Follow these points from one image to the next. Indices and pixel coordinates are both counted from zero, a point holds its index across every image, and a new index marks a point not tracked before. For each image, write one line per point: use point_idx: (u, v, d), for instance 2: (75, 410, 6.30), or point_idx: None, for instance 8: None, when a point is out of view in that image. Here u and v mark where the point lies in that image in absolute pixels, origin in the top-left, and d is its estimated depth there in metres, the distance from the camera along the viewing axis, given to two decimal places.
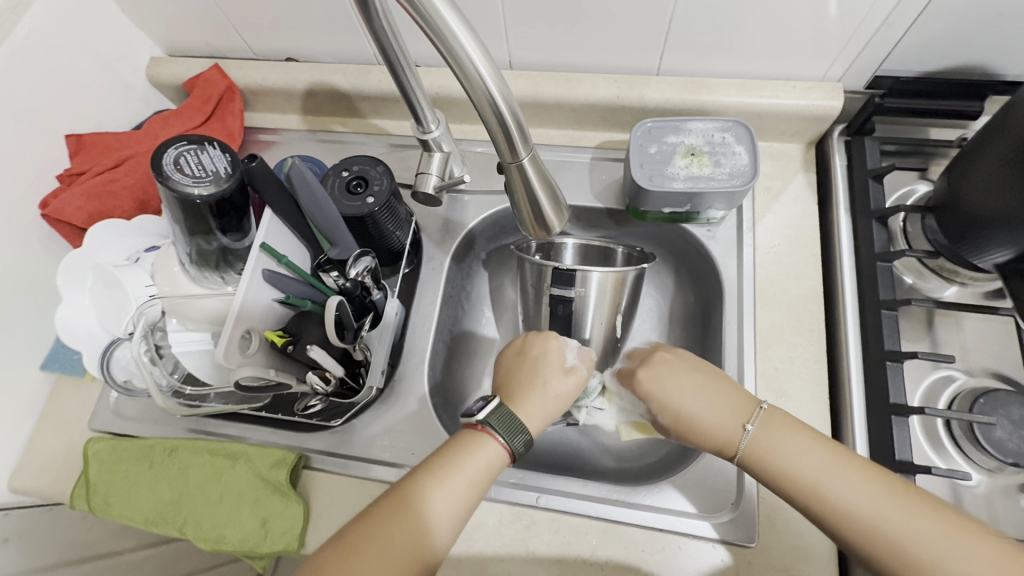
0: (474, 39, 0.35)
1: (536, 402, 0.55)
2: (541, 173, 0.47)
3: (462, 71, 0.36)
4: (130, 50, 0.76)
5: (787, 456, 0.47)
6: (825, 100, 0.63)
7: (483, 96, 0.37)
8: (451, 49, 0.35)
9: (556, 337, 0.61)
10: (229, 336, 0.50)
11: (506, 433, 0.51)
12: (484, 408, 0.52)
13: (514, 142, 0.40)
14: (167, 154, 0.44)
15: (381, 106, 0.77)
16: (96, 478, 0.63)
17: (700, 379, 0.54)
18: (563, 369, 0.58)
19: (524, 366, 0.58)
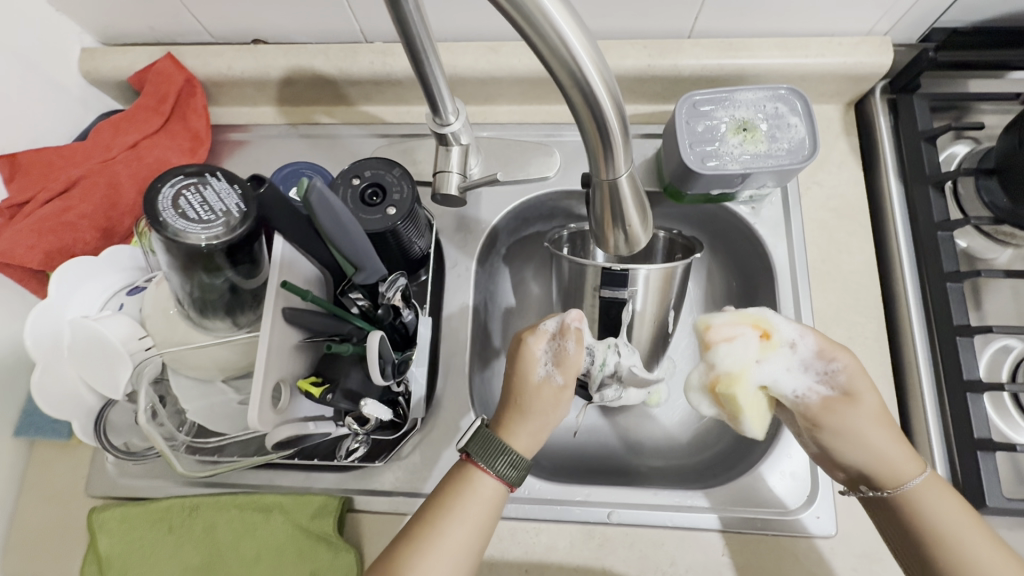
0: (575, 21, 0.28)
1: (516, 423, 0.48)
2: (638, 188, 0.37)
3: (556, 62, 0.28)
4: (57, 40, 0.62)
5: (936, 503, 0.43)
6: (871, 57, 0.59)
7: (579, 90, 0.30)
8: (544, 35, 0.27)
9: (527, 336, 0.51)
10: (260, 393, 0.43)
11: (486, 456, 0.46)
12: (465, 434, 0.48)
13: (614, 151, 0.33)
14: (162, 193, 0.35)
15: (372, 91, 0.67)
16: (108, 551, 0.55)
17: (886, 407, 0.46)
18: (535, 381, 0.49)
19: (502, 380, 0.51)
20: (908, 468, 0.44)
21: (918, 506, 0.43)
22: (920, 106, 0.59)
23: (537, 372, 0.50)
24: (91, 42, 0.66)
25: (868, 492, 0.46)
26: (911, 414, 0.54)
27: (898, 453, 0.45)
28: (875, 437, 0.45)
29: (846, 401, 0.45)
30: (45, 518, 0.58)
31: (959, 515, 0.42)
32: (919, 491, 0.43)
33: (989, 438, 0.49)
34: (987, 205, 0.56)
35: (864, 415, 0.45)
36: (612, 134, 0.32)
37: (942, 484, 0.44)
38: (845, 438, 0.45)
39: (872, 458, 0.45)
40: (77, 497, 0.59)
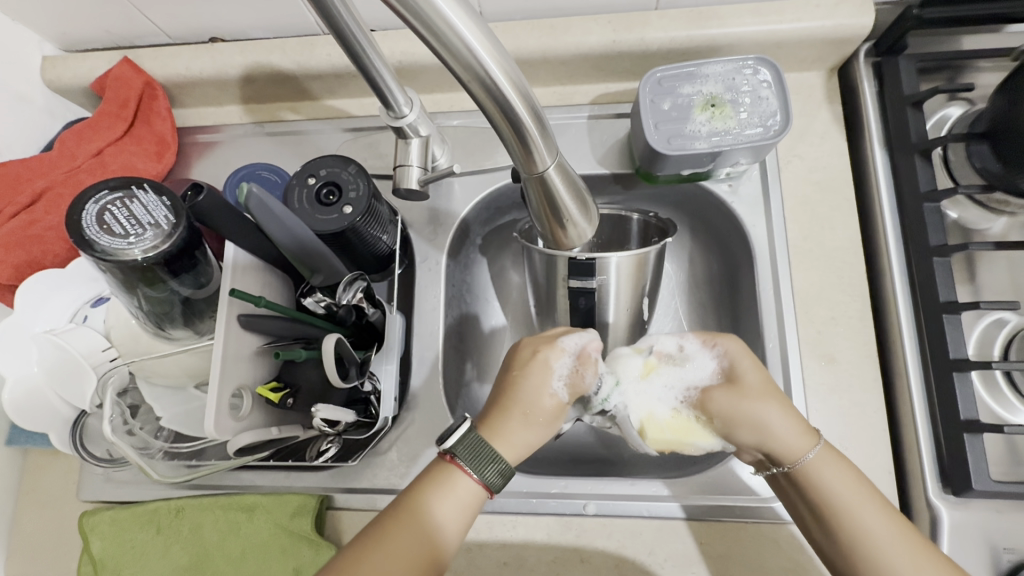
0: (468, 14, 0.26)
1: (517, 427, 0.47)
2: (568, 176, 0.37)
3: (454, 57, 0.27)
4: (14, 50, 0.62)
5: (829, 484, 0.44)
6: (851, 19, 0.55)
7: (483, 83, 0.28)
8: (436, 28, 0.26)
9: (545, 350, 0.50)
10: (217, 402, 0.43)
11: (474, 463, 0.44)
12: (453, 434, 0.45)
13: (533, 146, 0.33)
14: (87, 212, 0.35)
15: (335, 84, 0.65)
16: (101, 553, 0.57)
17: (779, 393, 0.47)
18: (550, 396, 0.48)
19: (503, 387, 0.49)
20: (803, 442, 0.45)
21: (813, 479, 0.44)
22: (907, 68, 0.56)
23: (550, 385, 0.49)
24: (52, 49, 0.66)
25: (783, 469, 0.46)
26: (898, 395, 0.52)
27: (790, 428, 0.45)
28: (776, 415, 0.45)
29: (731, 389, 0.47)
30: (42, 523, 0.60)
31: (854, 488, 0.43)
32: (813, 463, 0.44)
33: (976, 418, 0.47)
34: (978, 171, 0.53)
35: (753, 404, 0.46)
36: (528, 127, 0.32)
37: (835, 456, 0.45)
38: (736, 424, 0.46)
39: (765, 433, 0.45)
40: (70, 502, 0.61)
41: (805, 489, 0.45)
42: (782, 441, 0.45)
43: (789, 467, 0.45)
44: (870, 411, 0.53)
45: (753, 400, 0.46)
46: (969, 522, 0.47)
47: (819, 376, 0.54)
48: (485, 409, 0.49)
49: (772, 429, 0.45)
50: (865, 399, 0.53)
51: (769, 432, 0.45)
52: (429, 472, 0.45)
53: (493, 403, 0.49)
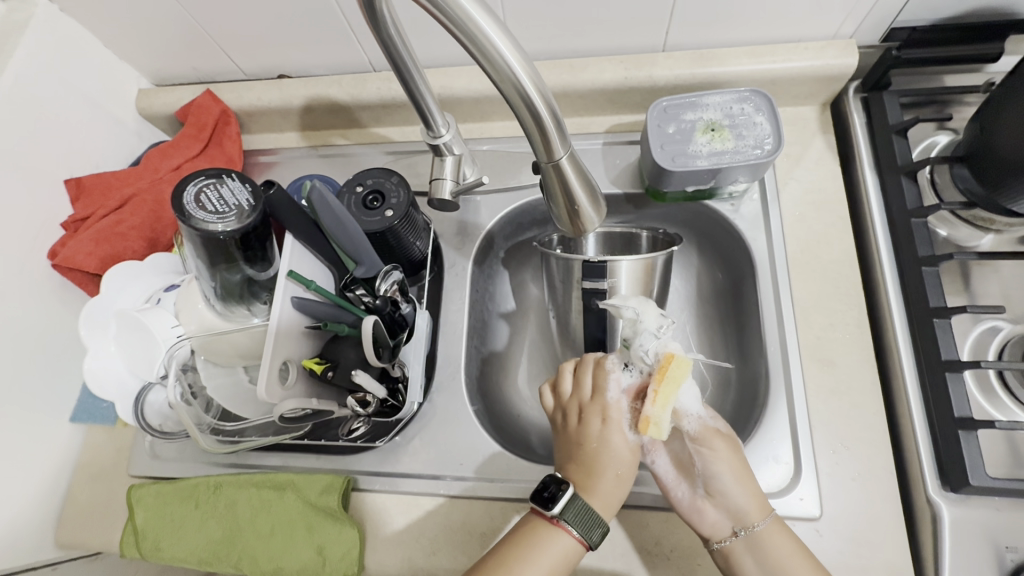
0: (506, 37, 0.33)
1: (616, 489, 0.50)
2: (580, 170, 0.41)
3: (495, 71, 0.34)
4: (117, 82, 0.74)
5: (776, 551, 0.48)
6: (838, 58, 0.62)
7: (514, 89, 0.35)
8: (477, 41, 0.33)
9: (609, 412, 0.53)
10: (269, 369, 0.49)
11: (581, 527, 0.48)
12: (561, 500, 0.49)
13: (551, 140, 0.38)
14: (187, 192, 0.43)
15: (381, 114, 0.74)
16: (144, 523, 0.61)
17: (745, 469, 0.51)
18: (628, 450, 0.52)
19: (589, 456, 0.52)
20: (756, 512, 0.49)
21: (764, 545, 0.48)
22: (891, 102, 0.62)
23: (626, 438, 0.52)
24: (146, 83, 0.78)
25: (743, 534, 0.49)
26: (895, 398, 0.55)
27: (745, 501, 0.49)
28: (732, 480, 0.50)
29: (726, 452, 0.51)
30: (94, 494, 0.66)
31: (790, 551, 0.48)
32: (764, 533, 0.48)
33: (970, 416, 0.50)
34: (962, 192, 0.58)
35: (718, 475, 0.50)
36: (549, 129, 0.37)
37: (782, 528, 0.49)
38: (716, 472, 0.50)
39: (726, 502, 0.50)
40: (120, 476, 0.67)
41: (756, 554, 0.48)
42: (733, 507, 0.50)
43: (744, 531, 0.49)
44: (869, 411, 0.55)
45: (723, 473, 0.50)
46: (968, 518, 0.49)
47: (818, 378, 0.57)
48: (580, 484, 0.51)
49: (726, 495, 0.50)
50: (864, 400, 0.56)
51: (723, 496, 0.50)
52: (535, 533, 0.48)
53: (583, 479, 0.51)
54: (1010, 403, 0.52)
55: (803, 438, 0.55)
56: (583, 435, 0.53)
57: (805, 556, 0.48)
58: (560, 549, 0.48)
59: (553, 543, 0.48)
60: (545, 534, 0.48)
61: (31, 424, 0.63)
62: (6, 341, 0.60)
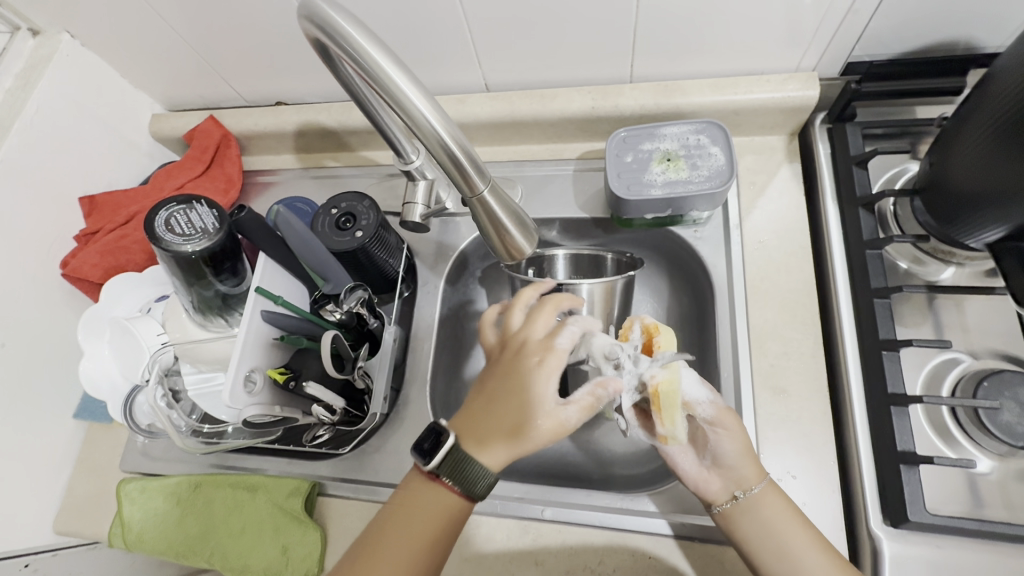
0: (417, 89, 0.37)
1: (508, 435, 0.49)
2: (504, 204, 0.45)
3: (412, 121, 0.38)
4: (132, 109, 0.81)
5: (770, 508, 0.50)
6: (800, 90, 0.63)
7: (431, 136, 0.38)
8: (392, 94, 0.37)
9: (549, 358, 0.50)
10: (234, 375, 0.52)
11: (456, 480, 0.49)
12: (436, 455, 0.49)
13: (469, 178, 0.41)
14: (158, 217, 0.48)
15: (368, 139, 0.79)
16: (130, 516, 0.66)
17: (747, 440, 0.53)
18: (547, 406, 0.49)
19: (505, 389, 0.51)
20: (753, 475, 0.52)
21: (760, 505, 0.50)
22: (853, 133, 0.62)
23: (550, 396, 0.49)
24: (159, 109, 0.85)
25: (742, 497, 0.51)
26: (844, 429, 0.55)
27: (745, 466, 0.52)
28: (732, 450, 0.52)
29: (733, 424, 0.52)
30: (90, 486, 0.72)
31: (784, 511, 0.50)
32: (761, 493, 0.51)
33: (913, 450, 0.49)
34: (921, 226, 0.58)
35: (723, 447, 0.52)
36: (468, 169, 0.41)
37: (776, 491, 0.52)
38: (719, 443, 0.52)
39: (729, 468, 0.52)
40: (115, 471, 0.72)
41: (753, 512, 0.50)
42: (735, 473, 0.52)
43: (743, 495, 0.51)
44: (818, 440, 0.56)
45: (725, 445, 0.52)
46: (912, 556, 0.48)
47: (770, 406, 0.58)
48: (477, 417, 0.51)
49: (732, 459, 0.52)
50: (814, 430, 0.56)
51: (725, 465, 0.52)
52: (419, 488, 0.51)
53: (487, 410, 0.51)
54: (963, 440, 0.52)
55: None
56: (511, 369, 0.52)
57: (797, 517, 0.50)
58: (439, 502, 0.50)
59: (434, 500, 0.50)
60: (429, 490, 0.50)
61: (37, 419, 0.69)
62: (19, 343, 0.67)
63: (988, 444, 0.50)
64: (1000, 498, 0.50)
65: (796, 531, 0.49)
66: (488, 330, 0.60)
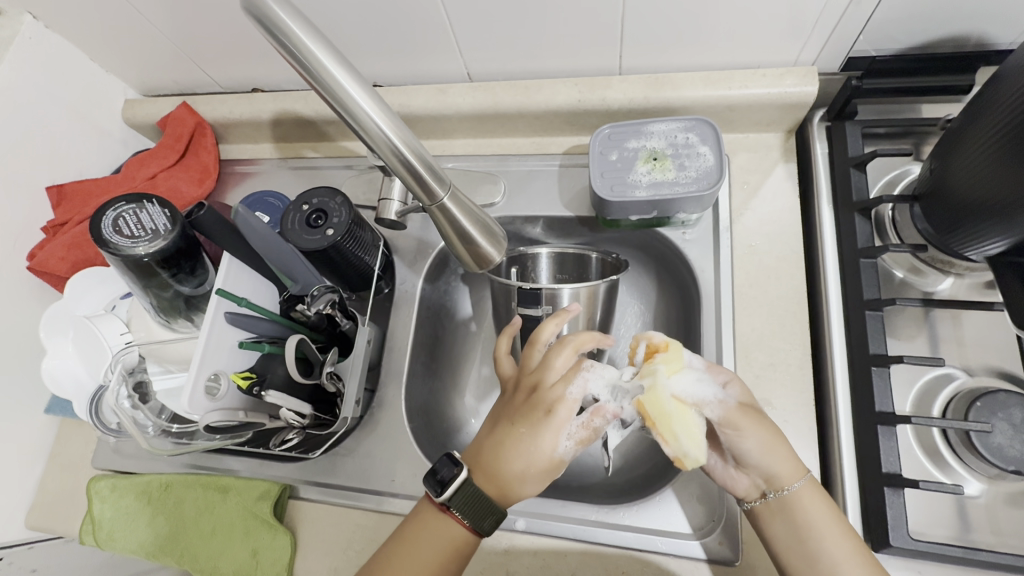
0: (363, 87, 0.35)
1: (510, 482, 0.48)
2: (467, 210, 0.46)
3: (360, 125, 0.36)
4: (104, 94, 0.78)
5: (806, 514, 0.47)
6: (798, 86, 0.59)
7: (383, 143, 0.37)
8: (338, 97, 0.35)
9: (560, 408, 0.49)
10: (194, 380, 0.50)
11: (467, 513, 0.49)
12: (450, 487, 0.48)
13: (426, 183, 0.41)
14: (105, 218, 0.45)
15: (347, 129, 0.76)
16: (100, 514, 0.65)
17: (773, 432, 0.49)
18: (552, 453, 0.48)
19: (513, 435, 0.49)
20: (791, 472, 0.48)
21: (794, 506, 0.47)
22: (853, 133, 0.59)
23: (555, 445, 0.48)
24: (133, 94, 0.82)
25: (772, 496, 0.48)
26: (829, 446, 0.53)
27: (777, 464, 0.48)
28: (756, 452, 0.48)
29: (753, 422, 0.48)
30: (64, 482, 0.71)
31: (825, 517, 0.46)
32: (795, 495, 0.47)
33: (898, 472, 0.47)
34: (920, 233, 0.55)
35: (745, 446, 0.48)
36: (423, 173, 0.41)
37: (820, 492, 0.48)
38: (747, 442, 0.47)
39: (758, 465, 0.48)
40: (88, 466, 0.71)
41: (788, 514, 0.47)
42: (765, 472, 0.48)
43: (774, 494, 0.48)
44: (802, 456, 0.54)
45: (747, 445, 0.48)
46: None
47: None
48: (480, 462, 0.50)
49: (764, 454, 0.48)
50: (798, 446, 0.54)
51: (752, 465, 0.48)
52: (427, 515, 0.50)
53: (490, 451, 0.50)
54: (953, 462, 0.49)
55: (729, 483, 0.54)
56: (522, 413, 0.50)
57: (841, 527, 0.46)
58: (445, 538, 0.49)
59: (442, 532, 0.49)
60: (438, 523, 0.50)
61: (6, 413, 0.68)
62: None
63: (978, 466, 0.48)
64: (988, 523, 0.48)
65: (839, 540, 0.45)
66: (505, 362, 0.59)
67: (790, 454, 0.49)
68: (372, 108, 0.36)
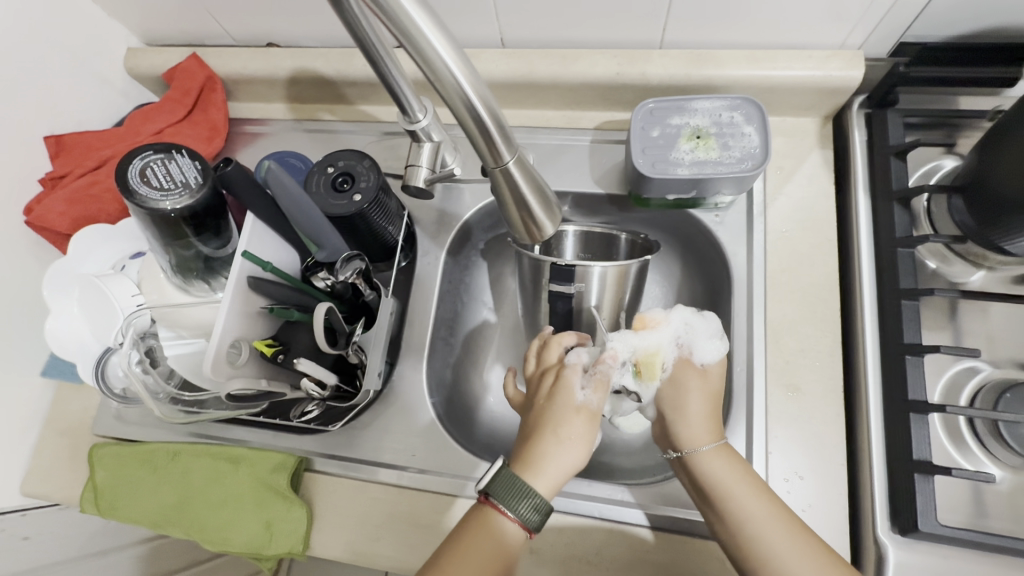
0: (440, 31, 0.31)
1: (551, 449, 0.50)
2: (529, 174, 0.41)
3: (432, 71, 0.33)
4: (105, 40, 0.73)
5: (718, 473, 0.49)
6: (843, 70, 0.58)
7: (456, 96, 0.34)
8: (413, 39, 0.31)
9: (566, 370, 0.55)
10: (217, 348, 0.48)
11: (507, 500, 0.47)
12: (487, 474, 0.49)
13: (493, 143, 0.37)
14: (133, 166, 0.42)
15: (368, 92, 0.73)
16: (104, 483, 0.63)
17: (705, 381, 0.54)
18: (575, 407, 0.52)
19: (537, 413, 0.53)
20: (707, 435, 0.51)
21: (704, 467, 0.50)
22: (894, 121, 0.58)
23: (575, 400, 0.52)
24: (136, 43, 0.77)
25: (687, 453, 0.51)
26: (857, 433, 0.54)
27: (698, 421, 0.52)
28: (698, 401, 0.53)
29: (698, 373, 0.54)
30: (60, 449, 0.68)
31: (738, 476, 0.49)
32: (707, 454, 0.50)
33: (929, 460, 0.48)
34: (957, 225, 0.55)
35: (682, 392, 0.53)
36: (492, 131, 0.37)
37: (730, 454, 0.50)
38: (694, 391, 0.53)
39: (681, 420, 0.53)
40: (87, 433, 0.68)
41: (696, 474, 0.50)
42: (687, 428, 0.52)
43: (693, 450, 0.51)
44: (829, 442, 0.54)
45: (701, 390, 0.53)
46: (916, 564, 0.47)
47: (782, 404, 0.56)
48: (514, 450, 0.52)
49: (691, 411, 0.52)
50: (825, 431, 0.54)
51: (682, 421, 0.53)
52: (470, 514, 0.49)
53: (523, 433, 0.53)
54: (978, 451, 0.50)
55: (756, 465, 0.54)
56: (539, 395, 0.55)
57: (756, 489, 0.48)
58: (500, 535, 0.47)
59: (486, 525, 0.47)
60: (481, 517, 0.48)
61: (2, 375, 0.64)
62: None
63: (1002, 455, 0.49)
64: (1009, 511, 0.49)
65: (761, 508, 0.47)
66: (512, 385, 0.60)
67: (709, 413, 0.53)
68: (449, 56, 0.32)
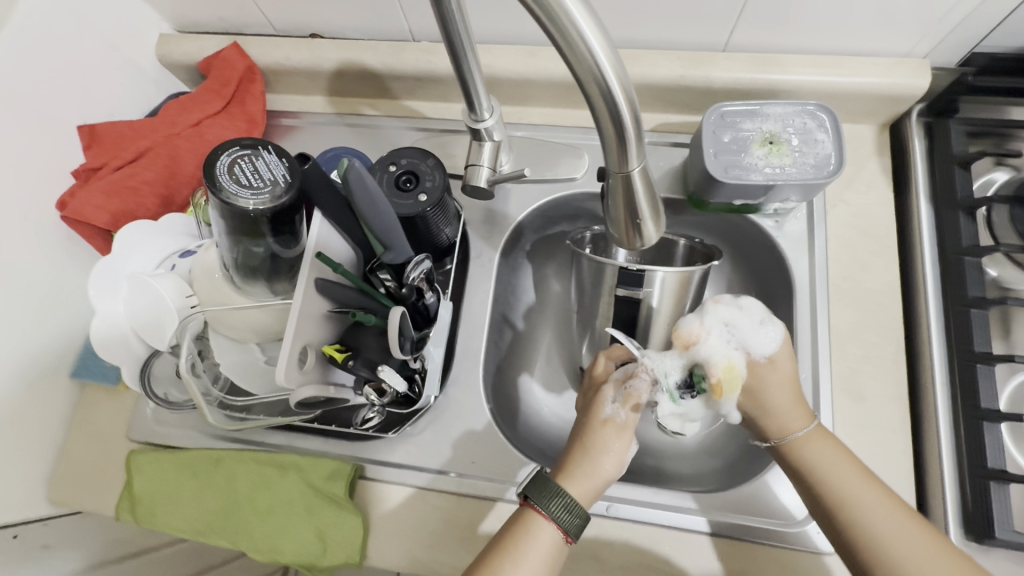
0: (590, 18, 0.32)
1: (579, 462, 0.50)
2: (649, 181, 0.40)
3: (575, 59, 0.33)
4: (137, 24, 0.69)
5: (816, 461, 0.49)
6: (909, 78, 0.58)
7: (595, 85, 0.34)
8: (561, 28, 0.32)
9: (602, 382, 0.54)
10: (289, 354, 0.47)
11: (542, 500, 0.47)
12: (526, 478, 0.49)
13: (627, 148, 0.37)
14: (222, 161, 0.41)
15: (416, 87, 0.71)
16: (142, 490, 0.60)
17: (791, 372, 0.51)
18: (604, 421, 0.51)
19: (575, 426, 0.54)
20: (800, 419, 0.50)
21: (800, 453, 0.49)
22: (957, 130, 0.59)
23: (605, 413, 0.52)
24: (167, 28, 0.73)
25: (783, 442, 0.50)
26: (923, 440, 0.54)
27: (787, 406, 0.50)
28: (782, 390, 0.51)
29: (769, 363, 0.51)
30: (89, 454, 0.64)
31: (837, 463, 0.48)
32: (803, 440, 0.49)
33: (1002, 468, 0.48)
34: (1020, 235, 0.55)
35: (764, 380, 0.51)
36: (628, 133, 0.36)
37: (827, 438, 0.50)
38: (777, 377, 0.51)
39: (767, 409, 0.51)
40: (119, 439, 0.65)
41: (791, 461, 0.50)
42: (777, 416, 0.50)
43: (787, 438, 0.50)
44: (896, 449, 0.54)
45: (774, 378, 0.51)
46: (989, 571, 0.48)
47: (848, 411, 0.56)
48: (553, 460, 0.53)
49: (782, 398, 0.50)
50: (891, 438, 0.55)
51: (769, 413, 0.51)
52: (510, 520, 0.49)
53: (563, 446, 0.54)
54: None
55: None
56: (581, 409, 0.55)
57: (869, 486, 0.47)
58: (538, 536, 0.47)
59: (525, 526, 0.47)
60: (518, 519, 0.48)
61: (31, 378, 0.60)
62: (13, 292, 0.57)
63: None
64: None
65: (879, 508, 0.46)
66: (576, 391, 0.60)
67: (795, 395, 0.51)
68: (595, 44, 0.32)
